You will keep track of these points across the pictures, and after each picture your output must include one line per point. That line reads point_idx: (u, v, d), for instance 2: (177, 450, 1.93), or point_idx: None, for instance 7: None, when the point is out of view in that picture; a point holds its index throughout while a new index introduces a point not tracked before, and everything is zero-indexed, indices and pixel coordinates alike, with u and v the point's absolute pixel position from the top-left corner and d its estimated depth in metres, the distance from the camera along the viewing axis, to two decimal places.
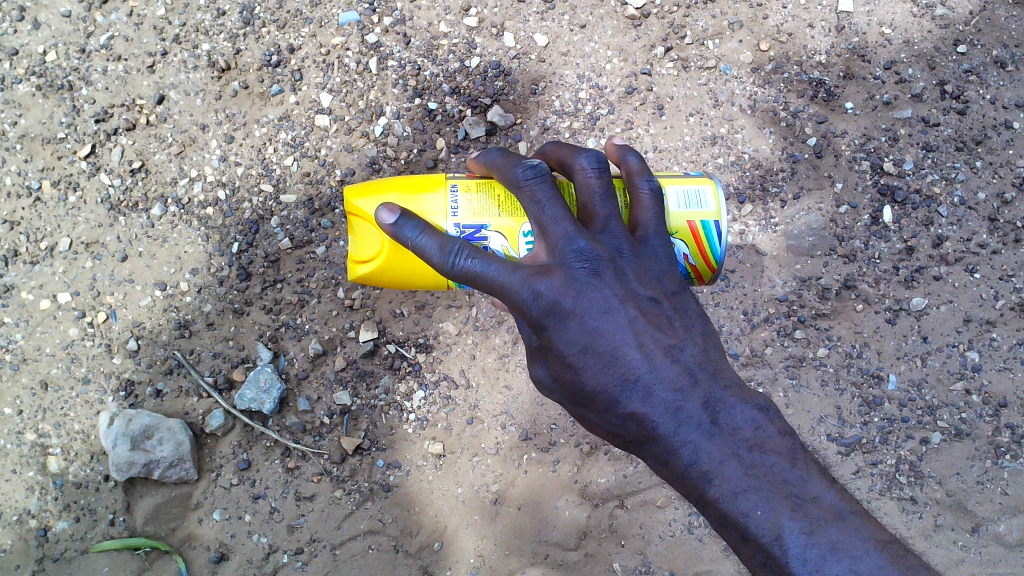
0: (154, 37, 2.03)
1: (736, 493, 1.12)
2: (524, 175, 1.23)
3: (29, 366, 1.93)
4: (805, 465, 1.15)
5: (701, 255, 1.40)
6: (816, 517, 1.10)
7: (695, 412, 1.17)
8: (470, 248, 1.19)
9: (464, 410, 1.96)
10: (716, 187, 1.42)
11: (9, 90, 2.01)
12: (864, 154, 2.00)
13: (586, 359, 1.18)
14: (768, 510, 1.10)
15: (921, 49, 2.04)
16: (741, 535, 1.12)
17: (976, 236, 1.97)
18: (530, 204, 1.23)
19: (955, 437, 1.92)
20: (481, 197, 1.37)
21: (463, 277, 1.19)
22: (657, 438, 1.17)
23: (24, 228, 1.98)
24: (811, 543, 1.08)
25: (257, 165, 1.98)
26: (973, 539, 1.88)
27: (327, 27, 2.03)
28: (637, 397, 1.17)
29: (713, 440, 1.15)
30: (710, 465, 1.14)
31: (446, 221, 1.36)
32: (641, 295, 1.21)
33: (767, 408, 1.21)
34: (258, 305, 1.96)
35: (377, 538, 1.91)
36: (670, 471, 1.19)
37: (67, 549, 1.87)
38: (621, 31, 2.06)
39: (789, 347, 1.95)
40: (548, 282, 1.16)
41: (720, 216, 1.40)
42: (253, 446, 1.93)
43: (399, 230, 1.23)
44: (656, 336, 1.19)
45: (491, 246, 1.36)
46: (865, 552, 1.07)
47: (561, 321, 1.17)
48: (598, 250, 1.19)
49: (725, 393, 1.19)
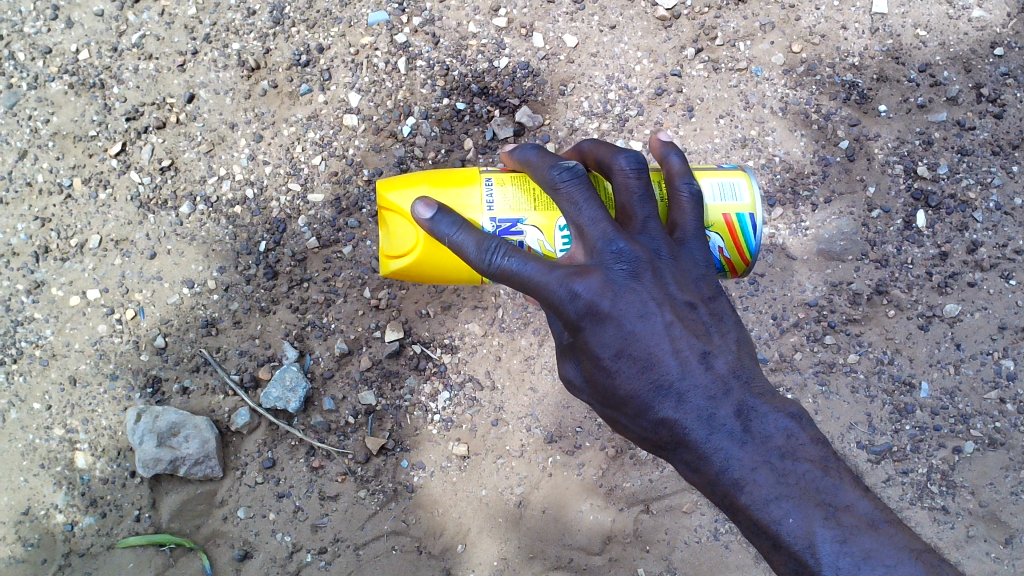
0: (185, 36, 2.04)
1: (768, 501, 1.11)
2: (561, 176, 1.21)
3: (58, 362, 1.94)
4: (838, 473, 1.14)
5: (736, 248, 1.38)
6: (850, 525, 1.08)
7: (727, 418, 1.15)
8: (507, 246, 1.17)
9: (490, 411, 1.96)
10: (750, 179, 1.41)
11: (43, 88, 2.03)
12: (897, 158, 1.97)
13: (621, 364, 1.17)
14: (801, 518, 1.09)
15: (957, 51, 2.01)
16: (772, 543, 1.10)
17: (1012, 242, 1.94)
18: (567, 205, 1.21)
19: (988, 446, 1.89)
20: (516, 191, 1.37)
21: (499, 276, 1.18)
22: (689, 444, 1.16)
23: (54, 225, 1.99)
24: (844, 551, 1.06)
25: (285, 165, 1.99)
26: (1007, 551, 1.84)
27: (356, 27, 2.03)
28: (670, 403, 1.16)
29: (745, 447, 1.14)
30: (742, 473, 1.13)
31: (482, 215, 1.35)
32: (678, 299, 1.19)
33: (801, 416, 1.18)
34: (285, 304, 1.96)
35: (401, 539, 1.91)
36: (701, 478, 1.17)
37: (94, 544, 1.89)
38: (651, 32, 2.04)
39: (819, 353, 1.93)
40: (585, 283, 1.14)
41: (754, 209, 1.39)
42: (278, 444, 1.93)
43: (435, 224, 1.22)
44: (692, 342, 1.17)
45: (526, 240, 1.35)
46: (900, 562, 1.05)
47: (597, 324, 1.16)
48: (638, 252, 1.17)
49: (758, 401, 1.17)
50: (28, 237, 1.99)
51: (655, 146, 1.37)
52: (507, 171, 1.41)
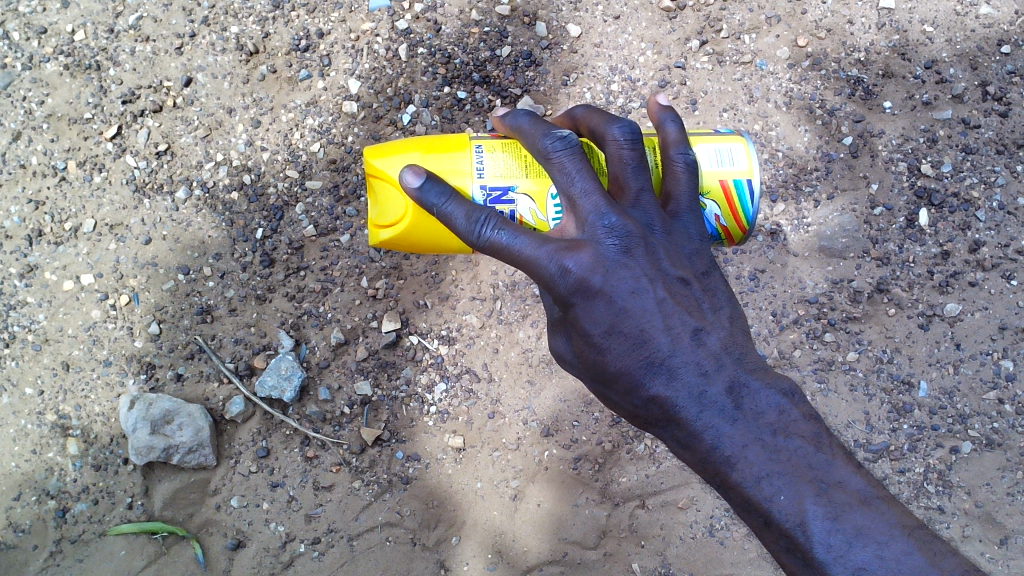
0: (183, 19, 2.01)
1: (760, 478, 1.10)
2: (554, 146, 1.19)
3: (51, 347, 1.92)
4: (830, 449, 1.13)
5: (733, 216, 1.37)
6: (841, 501, 1.07)
7: (719, 396, 1.15)
8: (497, 218, 1.16)
9: (486, 404, 1.94)
10: (748, 144, 1.39)
11: (38, 68, 2.00)
12: (901, 155, 1.95)
13: (612, 341, 1.16)
14: (793, 495, 1.08)
15: (964, 48, 1.99)
16: (764, 520, 1.10)
17: (1014, 242, 1.93)
18: (559, 175, 1.19)
19: (985, 446, 1.88)
20: (507, 157, 1.34)
21: (488, 249, 1.16)
22: (680, 421, 1.16)
23: (48, 209, 1.97)
24: (835, 529, 1.05)
25: (283, 151, 1.96)
26: (1001, 552, 1.84)
27: (357, 13, 2.01)
28: (661, 380, 1.16)
29: (736, 424, 1.14)
30: (734, 450, 1.12)
31: (472, 182, 1.33)
32: (671, 274, 1.18)
33: (793, 392, 1.18)
34: (281, 292, 1.94)
35: (394, 530, 1.90)
36: (692, 454, 1.17)
37: (85, 531, 1.87)
38: (655, 23, 2.02)
39: (818, 350, 1.92)
40: (576, 259, 1.12)
41: (752, 175, 1.37)
42: (273, 433, 1.91)
43: (424, 194, 1.20)
44: (684, 318, 1.16)
45: (518, 209, 1.34)
46: (891, 538, 1.04)
47: (588, 300, 1.15)
48: (630, 227, 1.15)
49: (750, 377, 1.17)
50: (21, 220, 1.96)
51: (652, 110, 1.33)
52: (498, 136, 1.39)
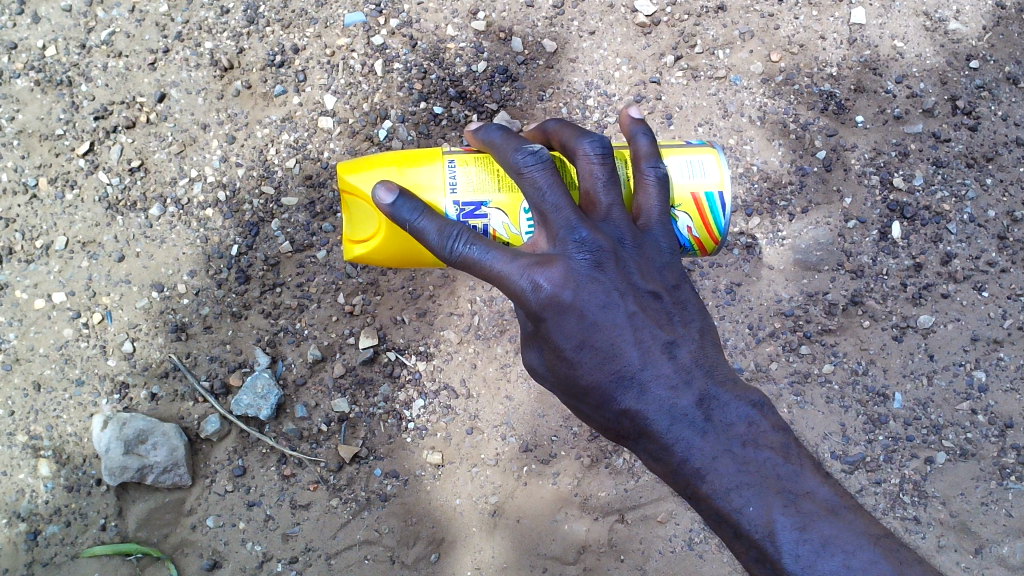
0: (156, 34, 1.99)
1: (729, 490, 1.10)
2: (525, 161, 1.18)
3: (21, 367, 1.89)
4: (798, 459, 1.13)
5: (705, 228, 1.38)
6: (809, 512, 1.08)
7: (689, 408, 1.15)
8: (469, 234, 1.16)
9: (464, 420, 1.94)
10: (719, 156, 1.39)
11: (8, 84, 1.97)
12: (874, 169, 1.97)
13: (583, 355, 1.16)
14: (761, 506, 1.08)
15: (933, 63, 2.02)
16: (734, 531, 1.10)
17: (985, 254, 1.95)
18: (530, 190, 1.18)
19: (960, 456, 1.90)
20: (479, 172, 1.34)
21: (460, 264, 1.16)
22: (651, 434, 1.16)
23: (19, 226, 1.94)
24: (803, 539, 1.06)
25: (258, 167, 1.95)
26: (976, 561, 1.86)
27: (333, 28, 2.00)
28: (632, 394, 1.16)
29: (706, 436, 1.14)
30: (703, 462, 1.13)
31: (444, 198, 1.33)
32: (642, 288, 1.18)
33: (762, 404, 1.18)
34: (257, 309, 1.92)
35: (373, 548, 1.89)
36: (663, 468, 1.17)
37: (57, 553, 1.84)
38: (630, 39, 2.03)
39: (794, 363, 1.93)
40: (547, 274, 1.13)
41: (723, 187, 1.38)
42: (249, 452, 1.89)
43: (396, 210, 1.20)
44: (654, 332, 1.16)
45: (491, 224, 1.34)
46: (857, 547, 1.05)
47: (559, 315, 1.15)
48: (601, 241, 1.15)
49: (720, 390, 1.17)
50: None
51: (623, 123, 1.33)
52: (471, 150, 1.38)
